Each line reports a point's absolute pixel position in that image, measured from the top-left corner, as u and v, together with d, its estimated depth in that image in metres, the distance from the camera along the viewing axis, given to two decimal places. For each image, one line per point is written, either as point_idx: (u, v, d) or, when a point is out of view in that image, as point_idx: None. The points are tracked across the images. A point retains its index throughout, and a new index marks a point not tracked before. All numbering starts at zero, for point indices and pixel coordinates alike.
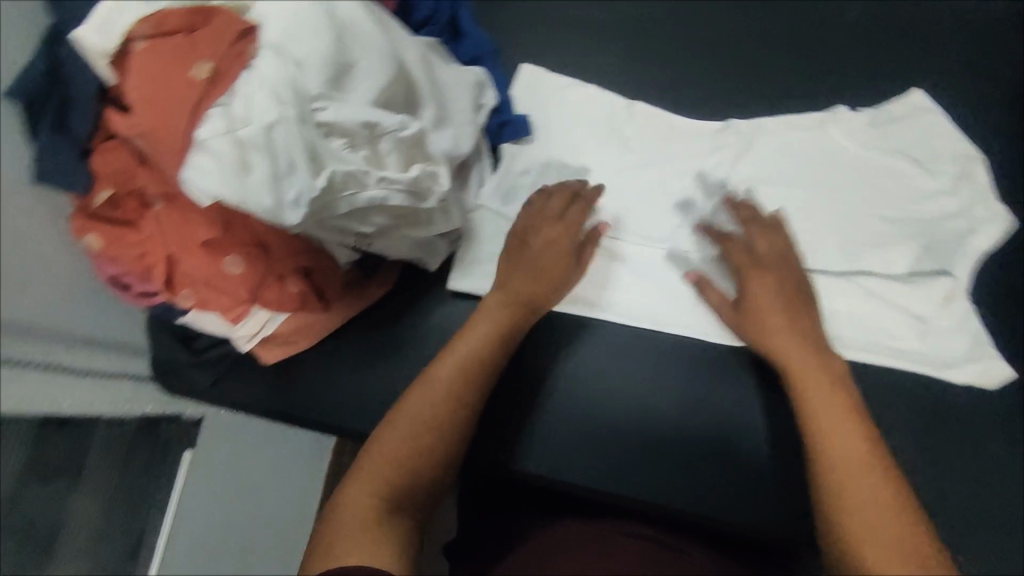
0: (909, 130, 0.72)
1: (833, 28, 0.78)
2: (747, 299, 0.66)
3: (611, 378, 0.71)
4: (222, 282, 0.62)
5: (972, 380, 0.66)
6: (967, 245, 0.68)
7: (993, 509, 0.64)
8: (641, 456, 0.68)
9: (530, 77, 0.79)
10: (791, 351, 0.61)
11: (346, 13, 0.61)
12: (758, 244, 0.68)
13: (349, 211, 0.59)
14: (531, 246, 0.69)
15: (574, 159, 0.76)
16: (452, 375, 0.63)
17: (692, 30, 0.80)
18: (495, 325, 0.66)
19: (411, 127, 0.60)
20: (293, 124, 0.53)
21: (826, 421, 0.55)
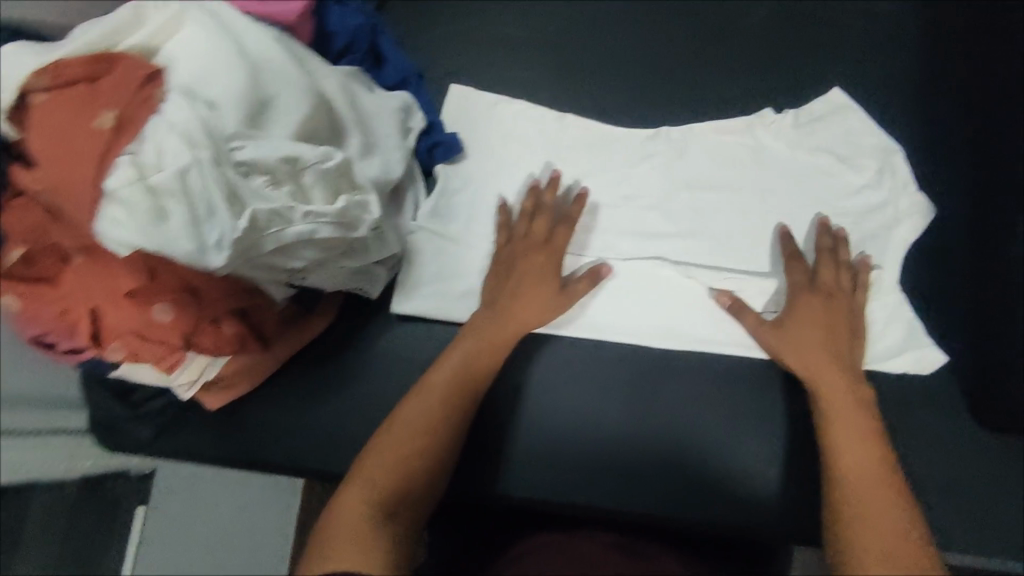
0: (832, 128, 0.75)
1: (744, 25, 0.80)
2: (791, 316, 0.66)
3: (591, 389, 0.71)
4: (154, 331, 0.60)
5: (909, 368, 0.68)
6: (893, 235, 0.71)
7: (945, 478, 0.66)
8: (615, 465, 0.68)
9: (459, 98, 0.79)
10: (826, 378, 0.63)
11: (257, 50, 0.61)
12: (823, 272, 0.67)
13: (276, 248, 0.58)
14: (515, 267, 0.70)
15: (508, 176, 0.77)
16: (446, 386, 0.64)
17: (610, 38, 0.81)
18: (486, 339, 0.67)
19: (335, 156, 0.60)
20: (208, 167, 0.52)
21: (853, 460, 0.58)
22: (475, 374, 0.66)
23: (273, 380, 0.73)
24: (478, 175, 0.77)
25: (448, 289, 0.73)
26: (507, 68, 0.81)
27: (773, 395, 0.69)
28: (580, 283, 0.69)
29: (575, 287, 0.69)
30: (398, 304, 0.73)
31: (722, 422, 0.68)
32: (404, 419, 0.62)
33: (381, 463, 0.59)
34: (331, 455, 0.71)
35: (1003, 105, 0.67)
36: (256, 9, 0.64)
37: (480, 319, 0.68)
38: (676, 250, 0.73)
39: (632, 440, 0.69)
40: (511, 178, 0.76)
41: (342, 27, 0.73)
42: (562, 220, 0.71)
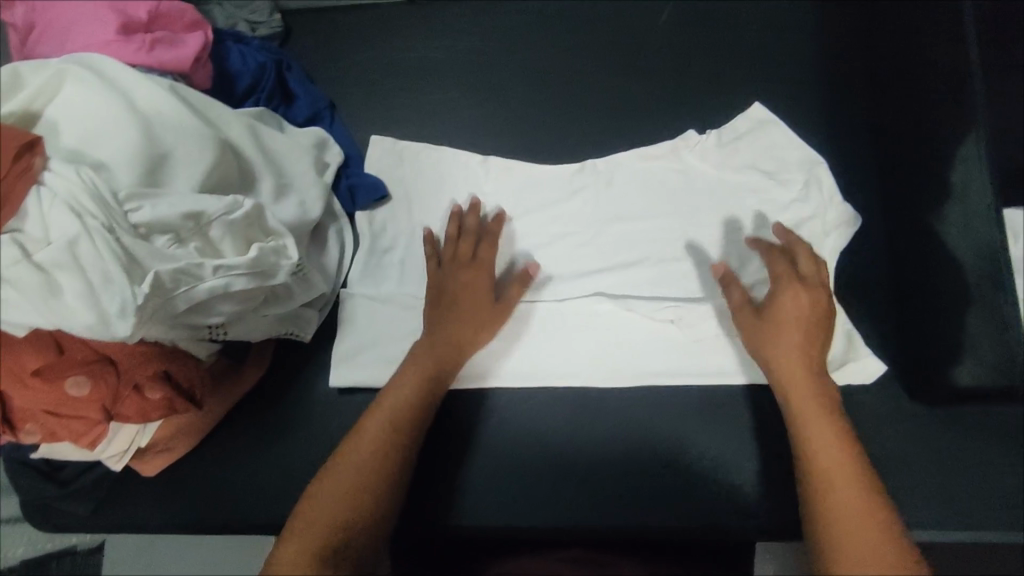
0: (756, 142, 0.74)
1: (651, 29, 0.80)
2: (772, 309, 0.63)
3: (541, 427, 0.71)
4: (69, 408, 0.57)
5: (852, 380, 0.67)
6: (824, 246, 0.70)
7: (892, 461, 0.66)
8: (569, 491, 0.69)
9: (379, 150, 0.77)
10: (795, 380, 0.61)
11: (149, 103, 0.59)
12: (803, 264, 0.65)
13: (190, 306, 0.56)
14: (449, 287, 0.68)
15: (435, 213, 0.75)
16: (395, 412, 0.63)
17: (521, 57, 0.81)
18: (428, 361, 0.66)
19: (242, 206, 0.58)
20: (99, 236, 0.50)
21: (830, 472, 0.56)
22: (423, 403, 0.64)
23: (214, 435, 0.71)
24: (404, 205, 0.76)
25: (383, 329, 0.72)
26: (423, 92, 0.80)
27: (710, 396, 0.70)
28: (512, 291, 0.70)
29: (509, 296, 0.70)
30: (338, 380, 0.71)
31: (663, 423, 0.70)
32: (349, 454, 0.60)
33: (326, 504, 0.57)
34: (282, 510, 0.69)
35: (912, 97, 0.70)
36: (144, 60, 0.61)
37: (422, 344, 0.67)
38: (612, 284, 0.72)
39: (580, 456, 0.69)
40: (438, 205, 0.76)
41: (243, 66, 0.72)
42: (488, 235, 0.71)
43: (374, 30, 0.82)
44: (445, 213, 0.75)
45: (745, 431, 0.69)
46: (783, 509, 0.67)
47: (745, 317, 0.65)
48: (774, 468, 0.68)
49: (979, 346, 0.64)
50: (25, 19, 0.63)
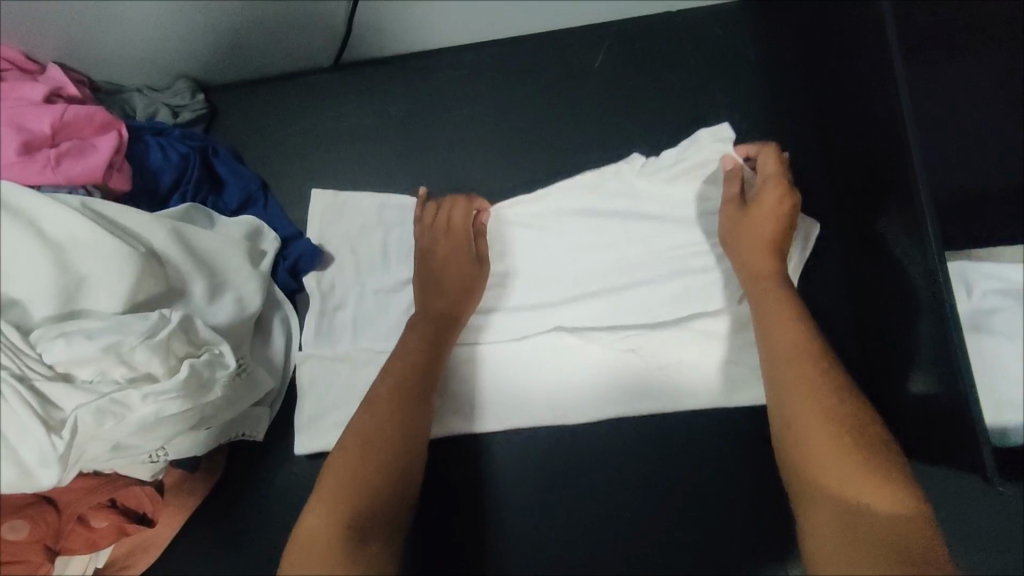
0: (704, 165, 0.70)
1: (584, 72, 0.78)
2: (758, 202, 0.64)
3: (566, 470, 0.69)
4: (8, 552, 0.54)
5: None
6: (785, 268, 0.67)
7: None
8: (596, 540, 0.67)
9: (320, 203, 0.75)
10: (756, 281, 0.62)
11: (57, 228, 0.56)
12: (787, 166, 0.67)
13: (121, 438, 0.53)
14: (431, 261, 0.68)
15: (386, 262, 0.73)
16: (405, 372, 0.62)
17: (455, 111, 0.78)
18: (430, 324, 0.65)
19: (165, 328, 0.55)
20: (8, 389, 0.48)
21: (784, 366, 0.55)
22: (418, 383, 0.61)
23: (174, 543, 0.68)
24: (350, 262, 0.73)
25: (327, 416, 0.68)
26: (357, 158, 0.78)
27: (684, 447, 0.68)
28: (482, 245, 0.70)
29: (477, 246, 0.70)
30: (302, 447, 0.68)
31: (631, 483, 0.68)
32: (349, 438, 0.57)
33: (334, 488, 0.53)
34: None
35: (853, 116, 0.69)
36: (51, 178, 0.59)
37: (414, 326, 0.65)
38: (573, 318, 0.69)
39: (535, 524, 0.68)
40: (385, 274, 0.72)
41: (165, 161, 0.70)
42: (458, 202, 0.71)
43: (303, 99, 0.80)
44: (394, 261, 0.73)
45: (715, 484, 0.67)
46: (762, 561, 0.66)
47: (731, 211, 0.66)
48: (749, 519, 0.67)
49: (926, 356, 0.60)
50: None
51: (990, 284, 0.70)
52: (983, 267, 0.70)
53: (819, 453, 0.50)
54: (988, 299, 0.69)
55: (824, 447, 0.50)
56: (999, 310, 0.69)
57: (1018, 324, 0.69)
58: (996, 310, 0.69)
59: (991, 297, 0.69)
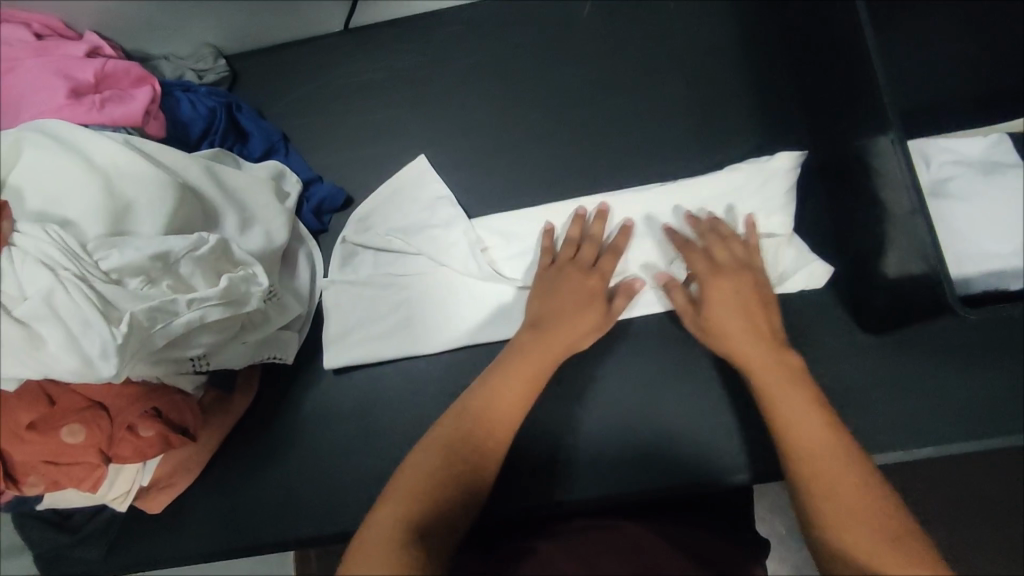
0: (755, 182, 0.74)
1: (576, 24, 0.84)
2: (709, 304, 0.66)
3: (583, 379, 0.73)
4: (66, 456, 0.59)
5: (804, 285, 0.72)
6: (778, 192, 0.73)
7: (871, 375, 0.69)
8: (613, 443, 0.70)
9: (416, 170, 0.80)
10: (753, 353, 0.62)
11: (105, 158, 0.62)
12: (717, 252, 0.69)
13: (169, 341, 0.59)
14: (563, 288, 0.68)
15: (399, 199, 0.79)
16: (521, 379, 0.61)
17: (459, 61, 0.84)
18: (559, 339, 0.64)
19: (207, 243, 0.61)
20: (73, 285, 0.53)
21: (800, 427, 0.55)
22: (526, 402, 0.60)
23: (211, 466, 0.73)
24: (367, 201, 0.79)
25: (353, 336, 0.74)
26: (368, 111, 0.84)
27: (689, 347, 0.72)
28: (621, 300, 0.69)
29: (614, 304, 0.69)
30: (330, 361, 0.74)
31: (636, 391, 0.72)
32: (437, 441, 0.56)
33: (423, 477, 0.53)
34: (281, 529, 0.70)
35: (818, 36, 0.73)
36: (97, 118, 0.65)
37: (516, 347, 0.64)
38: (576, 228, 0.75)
39: (549, 437, 0.71)
40: (400, 215, 0.78)
41: (195, 113, 0.76)
42: (610, 251, 0.71)
43: (314, 60, 0.86)
44: (409, 196, 0.79)
45: (718, 389, 0.71)
46: (769, 458, 0.68)
47: (692, 317, 0.67)
48: (753, 418, 0.69)
49: (904, 241, 0.64)
50: None
51: (946, 156, 0.75)
52: (939, 143, 0.76)
53: (843, 514, 0.50)
54: (944, 169, 0.75)
55: (852, 513, 0.50)
56: (955, 177, 0.74)
57: (973, 188, 0.74)
58: (950, 178, 0.74)
59: (947, 167, 0.75)
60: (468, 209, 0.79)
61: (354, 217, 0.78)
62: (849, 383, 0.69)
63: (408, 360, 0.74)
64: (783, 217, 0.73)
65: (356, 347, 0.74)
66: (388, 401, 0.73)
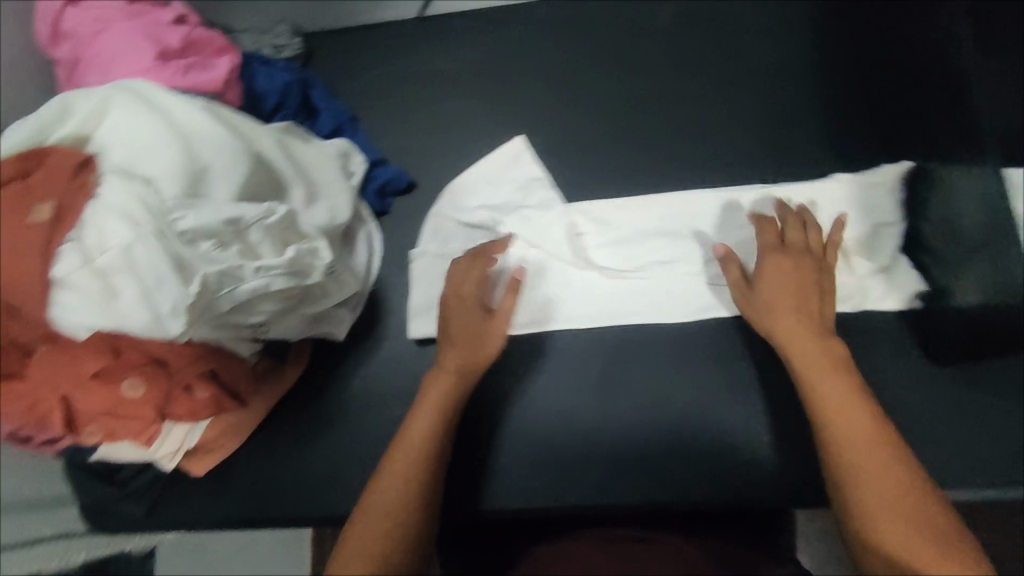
0: (847, 194, 0.73)
1: (654, 25, 0.82)
2: (764, 279, 0.63)
3: (643, 383, 0.72)
4: (125, 408, 0.61)
5: (900, 302, 0.69)
6: (875, 204, 0.72)
7: (937, 408, 0.67)
8: (659, 450, 0.70)
9: (513, 152, 0.80)
10: (802, 345, 0.60)
11: (187, 122, 0.63)
12: (789, 232, 0.66)
13: (233, 306, 0.60)
14: (450, 315, 0.67)
15: (494, 181, 0.79)
16: (433, 416, 0.64)
17: (533, 56, 0.84)
18: (461, 365, 0.66)
19: (277, 212, 0.62)
20: (152, 241, 0.54)
21: (847, 433, 0.54)
22: (441, 435, 0.63)
23: (259, 433, 0.74)
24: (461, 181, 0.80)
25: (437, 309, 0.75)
26: (438, 99, 0.84)
27: (746, 362, 0.71)
28: (505, 299, 0.67)
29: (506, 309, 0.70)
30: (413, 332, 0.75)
31: (688, 400, 0.71)
32: (377, 489, 0.59)
33: (374, 527, 0.56)
34: (322, 500, 0.71)
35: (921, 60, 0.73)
36: (180, 83, 0.66)
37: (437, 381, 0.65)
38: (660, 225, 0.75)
39: (595, 438, 0.71)
40: (493, 196, 0.79)
41: (269, 86, 0.77)
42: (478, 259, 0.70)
43: (389, 44, 0.87)
44: (504, 180, 0.79)
45: (771, 404, 0.70)
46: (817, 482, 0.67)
47: (738, 287, 0.65)
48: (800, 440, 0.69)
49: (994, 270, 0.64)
50: (71, 53, 0.69)
51: None
52: None
53: (885, 512, 0.50)
54: None
55: (901, 516, 0.50)
56: None
57: None
58: None
59: None
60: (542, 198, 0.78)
61: (446, 194, 0.80)
62: (913, 416, 0.67)
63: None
64: (890, 231, 0.71)
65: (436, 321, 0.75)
66: None
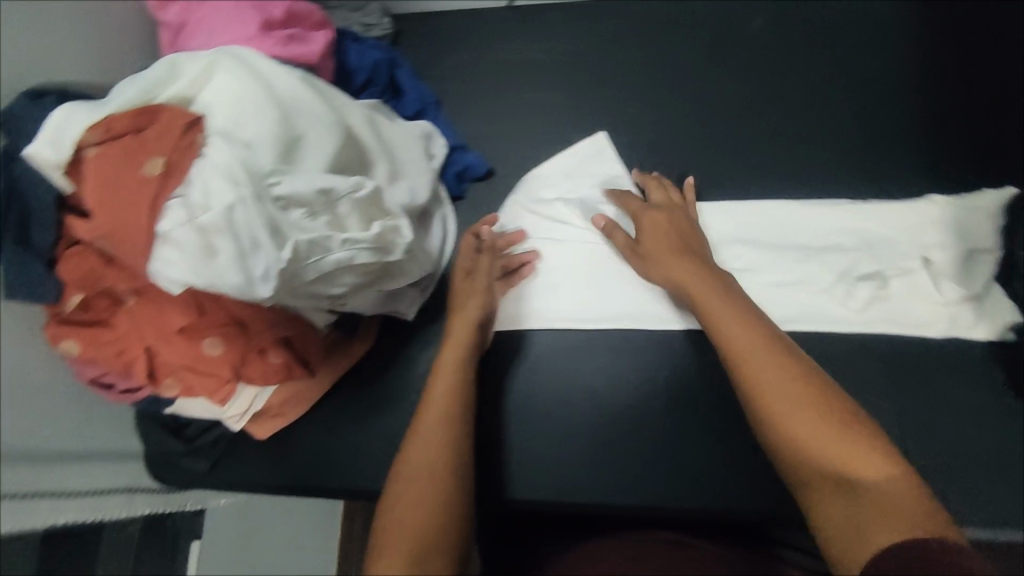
0: (942, 217, 0.70)
1: (745, 30, 0.82)
2: (643, 235, 0.70)
3: (711, 389, 0.71)
4: (204, 364, 0.62)
5: (989, 332, 0.68)
6: (971, 230, 0.70)
7: (1010, 444, 0.65)
8: (722, 459, 0.69)
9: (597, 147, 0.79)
10: (695, 282, 0.62)
11: (285, 88, 0.63)
12: (653, 193, 0.74)
13: (318, 276, 0.60)
14: (459, 287, 0.73)
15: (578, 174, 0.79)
16: (452, 383, 0.65)
17: (618, 53, 0.83)
18: (466, 325, 0.69)
19: (365, 187, 0.62)
20: (251, 204, 0.54)
21: (753, 358, 0.53)
22: (460, 401, 0.64)
23: (322, 403, 0.75)
24: (544, 173, 0.80)
25: (513, 299, 0.76)
26: (520, 89, 0.84)
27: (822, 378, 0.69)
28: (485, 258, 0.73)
29: (477, 266, 0.73)
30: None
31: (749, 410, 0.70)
32: (415, 459, 0.60)
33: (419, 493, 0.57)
34: (378, 475, 0.72)
35: None
36: (281, 53, 0.67)
37: (445, 363, 0.67)
38: (739, 231, 0.74)
39: (656, 440, 0.71)
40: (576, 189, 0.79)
41: (360, 63, 0.78)
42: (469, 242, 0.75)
43: (474, 31, 0.87)
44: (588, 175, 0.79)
45: None
46: None
47: (627, 246, 0.72)
48: None
49: None
50: (178, 17, 0.71)
51: None
52: None
53: (796, 416, 0.50)
54: None
55: (808, 416, 0.50)
56: None
57: None
58: None
59: None
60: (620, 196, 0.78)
61: (528, 183, 0.80)
62: (984, 450, 0.65)
63: (547, 332, 0.76)
64: (986, 259, 0.70)
65: (511, 311, 0.76)
66: (498, 372, 0.75)
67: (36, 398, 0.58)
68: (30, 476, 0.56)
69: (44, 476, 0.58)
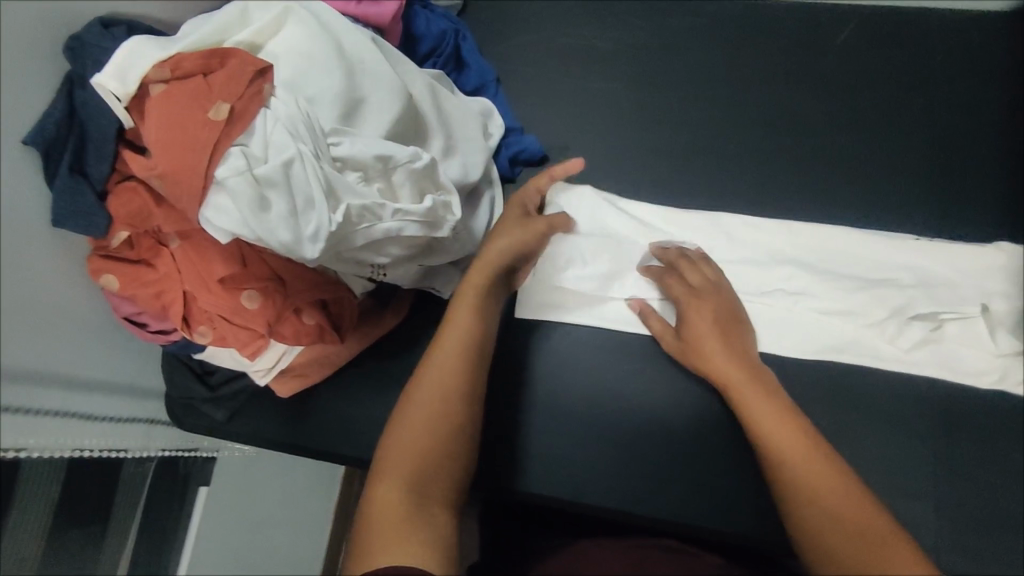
0: (1005, 267, 0.68)
1: (827, 46, 0.78)
2: (686, 329, 0.67)
3: None
4: (240, 317, 0.62)
5: None
6: None
7: None
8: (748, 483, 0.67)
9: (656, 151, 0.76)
10: (742, 384, 0.61)
11: (353, 47, 0.61)
12: (691, 276, 0.69)
13: (365, 243, 0.59)
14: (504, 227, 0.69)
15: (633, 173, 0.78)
16: (464, 338, 0.61)
17: (692, 52, 0.81)
18: (484, 276, 0.64)
19: (423, 157, 0.60)
20: (310, 162, 0.54)
21: (794, 468, 0.54)
22: (468, 360, 0.60)
23: (348, 370, 0.75)
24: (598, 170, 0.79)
25: (553, 291, 0.75)
26: (585, 76, 0.82)
27: (861, 413, 0.67)
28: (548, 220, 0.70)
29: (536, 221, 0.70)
30: (524, 312, 0.74)
31: None
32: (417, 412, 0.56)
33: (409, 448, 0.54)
34: None
35: None
36: (353, 11, 0.67)
37: (463, 306, 0.63)
38: (792, 253, 0.72)
39: (683, 454, 0.68)
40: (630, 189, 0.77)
41: (427, 31, 0.77)
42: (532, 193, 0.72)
43: (546, 12, 0.85)
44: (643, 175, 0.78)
45: (883, 466, 0.65)
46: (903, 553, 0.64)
47: (667, 338, 0.69)
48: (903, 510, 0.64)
49: None
50: None
51: None
52: None
53: (832, 529, 0.50)
54: None
55: (845, 525, 0.49)
56: None
57: None
58: None
59: None
60: (674, 200, 0.76)
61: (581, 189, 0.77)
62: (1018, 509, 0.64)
63: (580, 328, 0.74)
64: None
65: (550, 303, 0.75)
66: (530, 363, 0.73)
67: (74, 326, 0.59)
68: (60, 400, 0.56)
69: (73, 400, 0.58)
